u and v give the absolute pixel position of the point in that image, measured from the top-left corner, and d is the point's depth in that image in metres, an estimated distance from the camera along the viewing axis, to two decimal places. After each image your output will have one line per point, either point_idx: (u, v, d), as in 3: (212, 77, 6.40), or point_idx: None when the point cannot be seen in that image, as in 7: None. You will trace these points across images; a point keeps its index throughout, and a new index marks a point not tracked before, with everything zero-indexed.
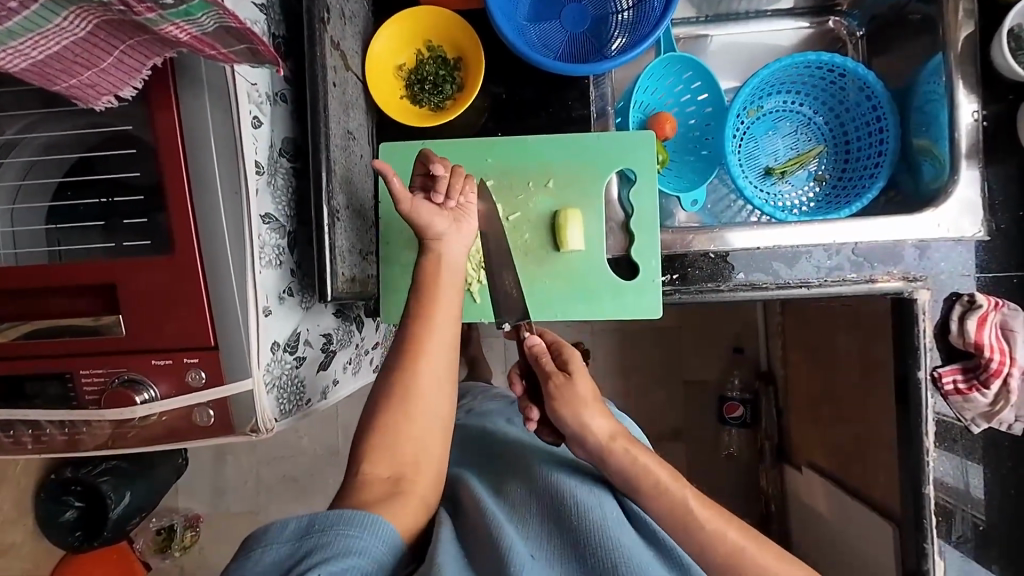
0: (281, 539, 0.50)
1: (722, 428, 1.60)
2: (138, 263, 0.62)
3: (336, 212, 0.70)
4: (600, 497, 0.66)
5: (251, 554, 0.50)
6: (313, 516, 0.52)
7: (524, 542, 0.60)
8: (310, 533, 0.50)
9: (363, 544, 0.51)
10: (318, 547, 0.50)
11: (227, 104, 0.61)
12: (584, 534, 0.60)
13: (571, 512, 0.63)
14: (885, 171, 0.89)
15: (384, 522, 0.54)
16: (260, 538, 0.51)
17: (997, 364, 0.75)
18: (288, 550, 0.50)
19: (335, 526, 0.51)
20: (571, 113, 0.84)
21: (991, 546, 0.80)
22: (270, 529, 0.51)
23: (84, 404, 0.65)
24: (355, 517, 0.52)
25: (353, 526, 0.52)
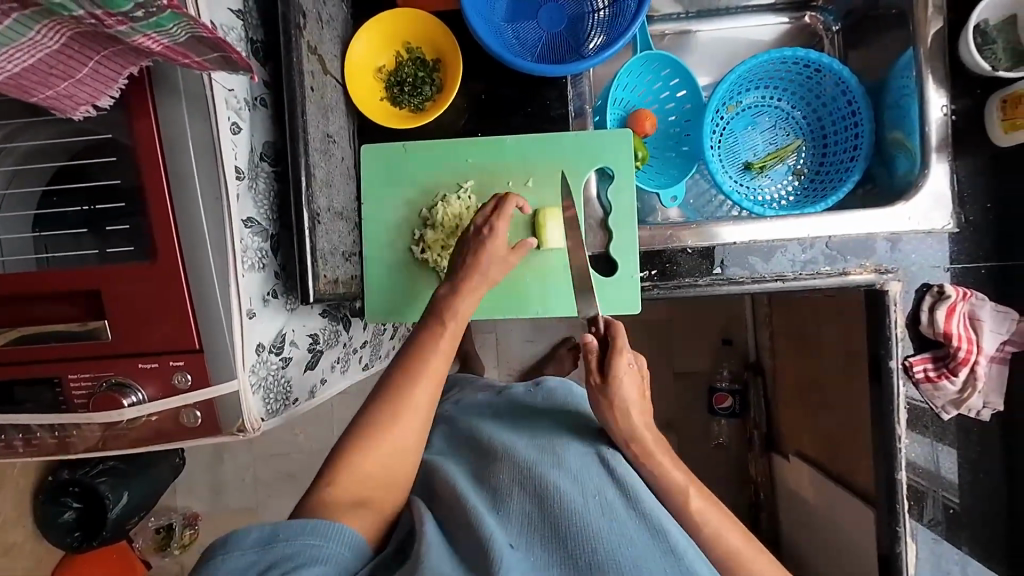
0: (248, 547, 0.56)
1: (711, 418, 1.63)
2: (121, 269, 0.63)
3: (318, 215, 0.72)
4: (579, 474, 0.68)
5: (220, 558, 0.55)
6: (278, 526, 0.57)
7: (505, 533, 0.63)
8: (276, 542, 0.56)
9: (327, 551, 0.57)
10: (283, 556, 0.55)
11: (205, 111, 0.62)
12: (562, 520, 0.62)
13: (549, 497, 0.65)
14: (860, 165, 0.91)
15: (347, 528, 0.60)
16: (226, 544, 0.56)
17: (964, 353, 0.77)
18: (255, 557, 0.55)
19: (299, 535, 0.57)
20: (550, 112, 0.85)
21: (962, 529, 0.83)
22: (235, 534, 0.56)
23: (74, 408, 0.67)
24: (319, 526, 0.58)
25: (317, 535, 0.57)
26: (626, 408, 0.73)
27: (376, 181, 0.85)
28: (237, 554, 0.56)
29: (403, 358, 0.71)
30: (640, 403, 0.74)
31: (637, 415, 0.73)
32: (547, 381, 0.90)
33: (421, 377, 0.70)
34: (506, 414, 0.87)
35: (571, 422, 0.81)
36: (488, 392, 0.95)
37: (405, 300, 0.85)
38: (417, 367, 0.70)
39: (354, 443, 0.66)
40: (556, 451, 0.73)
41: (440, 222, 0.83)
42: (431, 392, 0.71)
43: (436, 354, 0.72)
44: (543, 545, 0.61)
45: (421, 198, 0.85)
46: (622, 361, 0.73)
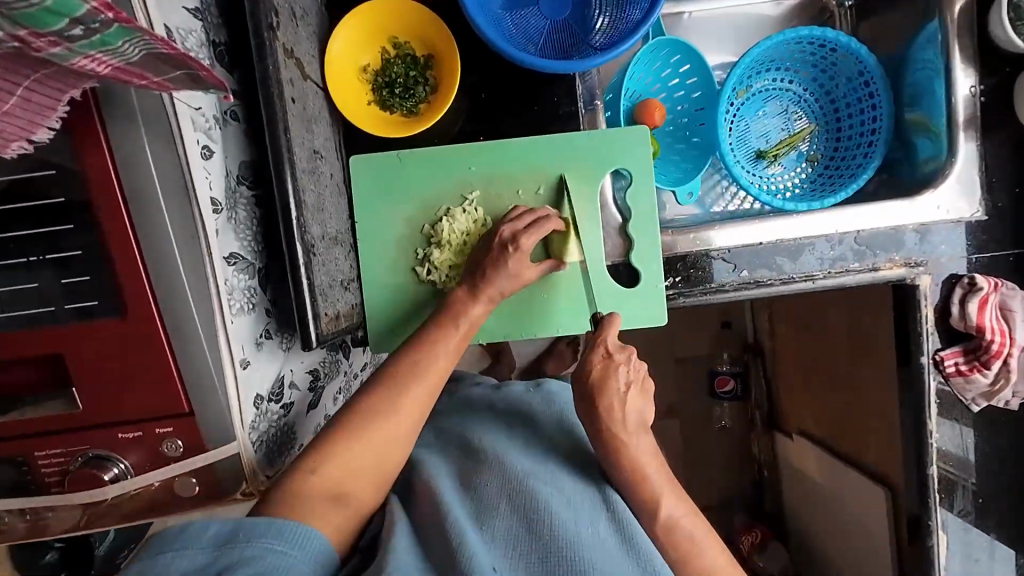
0: (200, 545, 0.47)
1: (713, 403, 1.43)
2: (85, 330, 0.54)
3: (313, 246, 0.63)
4: (573, 504, 0.65)
5: (160, 556, 0.46)
6: (240, 524, 0.49)
7: (491, 555, 0.59)
8: (233, 544, 0.47)
9: (290, 559, 0.49)
10: (241, 560, 0.47)
11: (169, 136, 0.52)
12: (553, 555, 0.59)
13: (543, 525, 0.61)
14: (880, 150, 0.86)
15: (316, 537, 0.51)
16: (174, 538, 0.47)
17: (997, 345, 0.76)
18: (206, 559, 0.46)
19: (262, 537, 0.48)
20: (558, 110, 0.77)
21: (989, 516, 0.84)
22: (188, 529, 0.47)
23: (48, 488, 0.59)
24: (286, 529, 0.50)
25: (283, 539, 0.49)
26: (615, 415, 0.65)
27: (374, 198, 0.77)
28: (183, 555, 0.46)
29: (396, 371, 0.63)
30: (635, 413, 0.66)
31: (631, 428, 0.65)
32: (549, 383, 0.81)
33: (415, 382, 0.63)
34: (503, 415, 0.77)
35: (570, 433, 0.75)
36: (486, 387, 0.84)
37: (411, 325, 0.77)
38: (405, 382, 0.62)
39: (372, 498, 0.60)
40: (552, 472, 0.69)
41: (446, 239, 0.75)
42: (425, 404, 0.63)
43: (436, 364, 0.64)
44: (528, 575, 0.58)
45: (422, 214, 0.77)
46: (599, 350, 0.67)
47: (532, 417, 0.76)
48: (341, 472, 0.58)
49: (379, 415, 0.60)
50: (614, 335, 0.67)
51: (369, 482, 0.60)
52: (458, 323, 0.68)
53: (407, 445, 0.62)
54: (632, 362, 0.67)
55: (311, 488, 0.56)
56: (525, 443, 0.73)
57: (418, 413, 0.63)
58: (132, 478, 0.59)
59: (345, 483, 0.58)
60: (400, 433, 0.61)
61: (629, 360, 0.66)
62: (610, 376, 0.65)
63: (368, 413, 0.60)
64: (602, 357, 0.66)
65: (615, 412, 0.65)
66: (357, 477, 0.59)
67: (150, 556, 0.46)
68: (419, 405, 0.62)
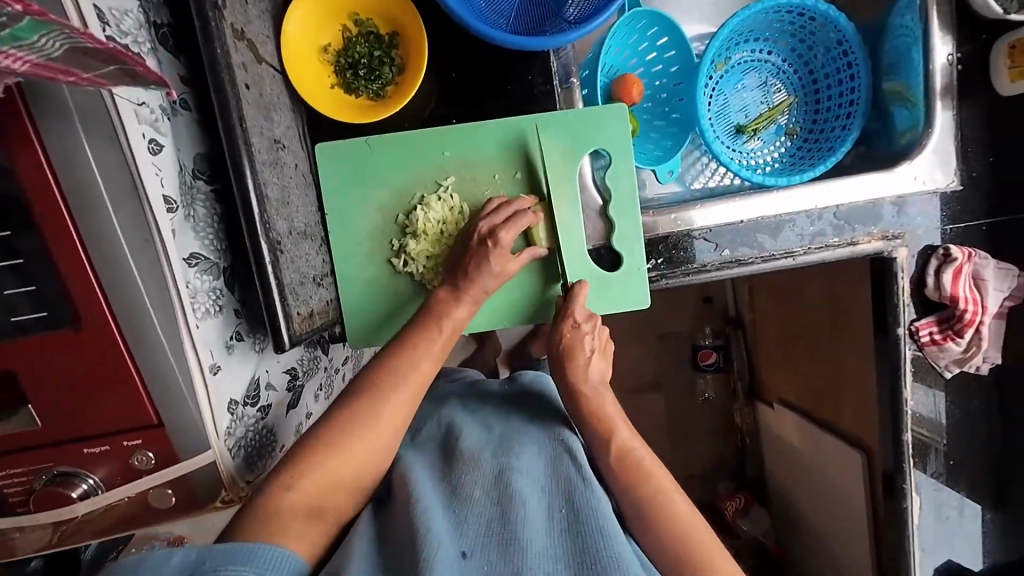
0: (164, 575, 0.45)
1: (696, 376, 1.44)
2: (35, 344, 0.51)
3: (279, 242, 0.60)
4: (549, 489, 0.60)
5: None
6: (206, 552, 0.47)
7: (456, 540, 0.53)
8: (198, 572, 0.46)
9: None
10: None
11: (109, 131, 0.48)
12: (525, 532, 0.53)
13: (515, 505, 0.56)
14: (858, 122, 0.85)
15: (286, 556, 0.50)
16: (136, 569, 0.45)
17: (970, 314, 0.78)
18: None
19: (229, 563, 0.47)
20: (533, 90, 0.73)
21: (960, 476, 0.87)
22: (152, 558, 0.46)
23: (14, 508, 0.56)
24: (256, 553, 0.48)
25: (252, 563, 0.47)
26: (579, 375, 0.70)
27: (344, 187, 0.73)
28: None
29: (382, 375, 0.62)
30: (598, 373, 0.70)
31: (594, 384, 0.70)
32: (523, 374, 0.82)
33: (395, 390, 0.61)
34: (480, 411, 0.76)
35: (550, 420, 0.72)
36: (462, 383, 0.84)
37: (388, 320, 0.75)
38: (384, 388, 0.61)
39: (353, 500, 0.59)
40: (528, 456, 0.65)
41: (422, 229, 0.72)
42: (407, 411, 0.62)
43: (417, 371, 0.63)
44: (499, 554, 0.52)
45: (396, 203, 0.74)
46: (568, 321, 0.71)
47: (509, 408, 0.75)
48: (324, 475, 0.56)
49: (361, 424, 0.59)
50: (582, 305, 0.72)
51: (353, 485, 0.59)
52: (440, 325, 0.66)
53: (392, 445, 0.61)
54: (597, 331, 0.72)
55: (289, 502, 0.54)
56: (501, 433, 0.69)
57: (401, 420, 0.61)
58: (102, 493, 0.56)
59: (328, 486, 0.57)
60: (383, 439, 0.60)
61: (594, 329, 0.72)
62: (578, 344, 0.70)
63: (348, 421, 0.59)
64: (571, 327, 0.71)
65: (581, 373, 0.70)
66: (340, 479, 0.57)
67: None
68: (400, 408, 0.61)
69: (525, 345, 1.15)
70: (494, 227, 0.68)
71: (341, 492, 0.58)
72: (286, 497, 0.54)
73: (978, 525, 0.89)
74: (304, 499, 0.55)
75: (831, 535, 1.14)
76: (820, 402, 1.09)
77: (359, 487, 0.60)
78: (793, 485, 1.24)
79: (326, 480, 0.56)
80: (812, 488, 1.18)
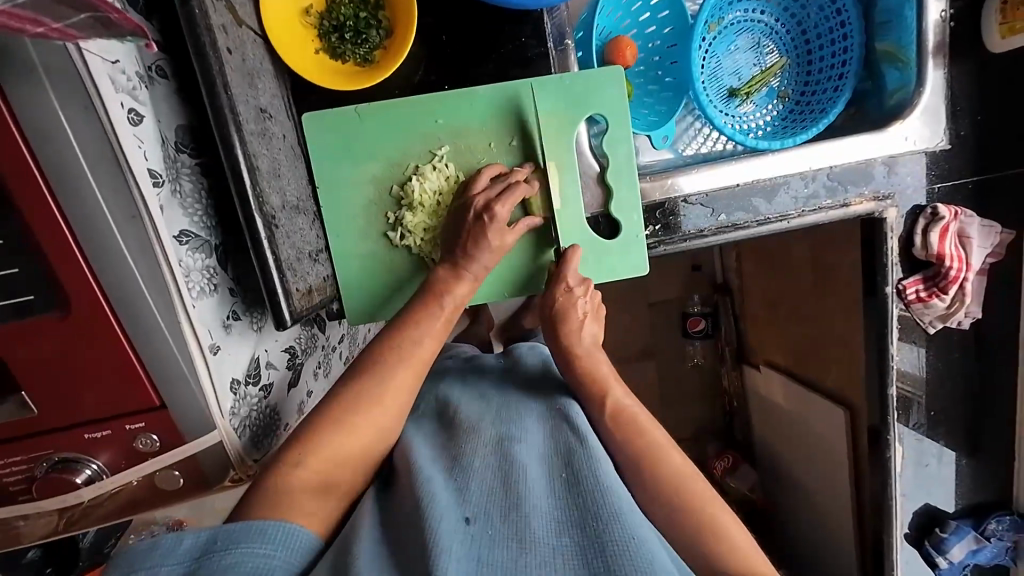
0: (176, 558, 0.46)
1: (685, 343, 1.46)
2: (23, 329, 0.48)
3: (274, 217, 0.58)
4: (547, 452, 0.59)
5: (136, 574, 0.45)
6: (216, 532, 0.47)
7: (460, 508, 0.51)
8: (209, 552, 0.46)
9: (274, 561, 0.47)
10: (219, 568, 0.45)
11: (83, 98, 0.45)
12: (528, 493, 0.51)
13: (514, 469, 0.54)
14: (850, 83, 0.85)
15: (297, 529, 0.49)
16: (147, 556, 0.46)
17: (955, 271, 0.81)
18: (184, 570, 0.45)
19: (239, 541, 0.46)
20: (527, 53, 0.71)
21: (940, 426, 0.92)
22: (163, 542, 0.46)
23: (16, 496, 0.56)
24: (267, 530, 0.48)
25: (264, 541, 0.47)
26: (573, 337, 0.72)
27: (335, 159, 0.71)
28: (160, 571, 0.45)
29: (381, 349, 0.62)
30: (590, 334, 0.73)
31: (586, 346, 0.72)
32: (518, 347, 0.83)
33: (401, 366, 0.62)
34: (480, 382, 0.76)
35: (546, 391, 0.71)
36: (459, 359, 0.86)
37: (388, 295, 0.74)
38: (391, 363, 0.61)
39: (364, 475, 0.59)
40: (522, 424, 0.63)
41: (418, 200, 0.71)
42: (412, 387, 0.62)
43: (421, 347, 0.63)
44: (502, 516, 0.50)
45: (390, 174, 0.72)
46: (560, 285, 0.72)
47: (506, 383, 0.74)
48: (334, 447, 0.57)
49: (369, 402, 0.59)
50: (574, 270, 0.72)
51: (363, 461, 0.59)
52: (442, 301, 0.66)
53: (400, 418, 0.62)
54: (589, 293, 0.73)
55: (304, 482, 0.54)
56: (501, 404, 0.68)
57: (405, 398, 0.61)
58: (107, 477, 0.56)
59: (338, 458, 0.57)
60: (392, 413, 0.60)
61: (585, 292, 0.73)
62: (570, 307, 0.72)
63: (358, 398, 0.59)
64: (564, 292, 0.72)
65: (573, 335, 0.72)
66: (351, 452, 0.58)
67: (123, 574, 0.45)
68: (407, 380, 0.61)
69: (518, 318, 1.14)
70: (487, 200, 0.67)
71: (352, 465, 0.58)
72: (300, 473, 0.54)
73: (954, 470, 0.95)
74: (316, 474, 0.55)
75: (816, 487, 1.20)
76: (806, 362, 1.14)
77: (370, 460, 0.60)
78: (781, 443, 1.29)
79: (337, 453, 0.57)
80: (798, 445, 1.23)
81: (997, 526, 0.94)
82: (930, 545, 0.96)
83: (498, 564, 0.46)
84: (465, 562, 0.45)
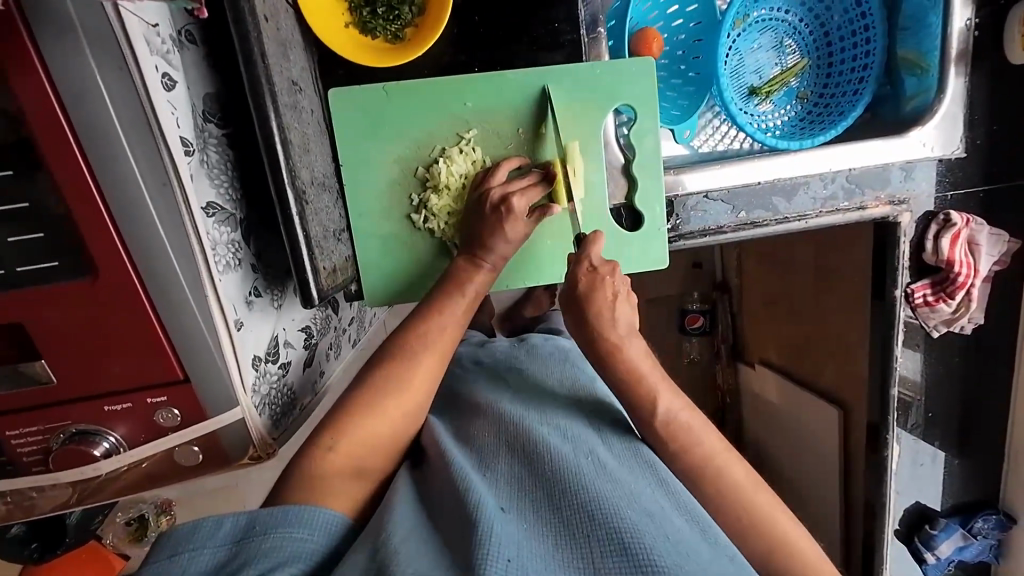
0: (215, 544, 0.46)
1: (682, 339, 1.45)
2: (46, 297, 0.47)
3: (303, 192, 0.57)
4: (571, 436, 0.60)
5: (175, 559, 0.45)
6: (254, 516, 0.47)
7: (494, 496, 0.53)
8: (250, 536, 0.46)
9: (312, 546, 0.47)
10: (259, 552, 0.45)
11: (122, 62, 0.43)
12: (558, 480, 0.53)
13: (542, 455, 0.56)
14: (870, 88, 0.86)
15: (331, 513, 0.50)
16: (185, 541, 0.45)
17: (963, 277, 0.83)
18: (225, 554, 0.45)
19: (277, 527, 0.46)
20: (559, 38, 0.70)
21: (936, 427, 0.95)
22: (201, 527, 0.46)
23: (30, 468, 0.55)
24: (304, 514, 0.48)
25: (302, 526, 0.47)
26: (604, 318, 0.61)
27: (360, 137, 0.70)
28: (199, 555, 0.45)
29: (405, 331, 0.63)
30: (624, 318, 0.62)
31: (621, 331, 0.61)
32: (532, 338, 0.84)
33: (424, 355, 0.61)
34: (490, 368, 0.78)
35: (565, 379, 0.72)
36: (470, 344, 0.87)
37: (409, 281, 0.73)
38: (417, 351, 0.61)
39: (387, 459, 0.59)
40: (545, 412, 0.64)
41: (444, 183, 0.70)
42: (436, 374, 0.62)
43: (445, 335, 0.63)
44: (537, 508, 0.52)
45: (416, 154, 0.71)
46: (583, 266, 0.62)
47: (523, 369, 0.75)
48: (362, 432, 0.56)
49: (396, 390, 0.59)
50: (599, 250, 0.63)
51: (388, 448, 0.59)
52: (464, 292, 0.65)
53: (424, 408, 0.62)
54: (618, 275, 0.63)
55: (334, 466, 0.54)
56: (516, 389, 0.71)
57: (430, 385, 0.62)
58: (124, 451, 0.55)
59: (367, 439, 0.56)
60: (417, 399, 0.60)
61: (614, 273, 0.62)
62: (598, 287, 0.61)
63: (385, 386, 0.59)
64: (589, 273, 0.62)
65: (605, 317, 0.61)
66: (377, 434, 0.57)
67: (164, 559, 0.45)
68: (430, 374, 0.61)
69: (520, 307, 1.12)
70: (504, 193, 0.67)
71: (377, 446, 0.57)
72: (332, 459, 0.54)
73: (946, 470, 0.98)
74: (344, 453, 0.55)
75: (806, 485, 1.22)
76: (802, 360, 1.16)
77: (396, 441, 0.59)
78: (774, 442, 1.31)
79: (365, 434, 0.56)
80: (792, 443, 1.25)
81: (984, 525, 0.97)
82: (920, 541, 1.00)
83: (539, 550, 0.47)
84: (506, 546, 0.46)
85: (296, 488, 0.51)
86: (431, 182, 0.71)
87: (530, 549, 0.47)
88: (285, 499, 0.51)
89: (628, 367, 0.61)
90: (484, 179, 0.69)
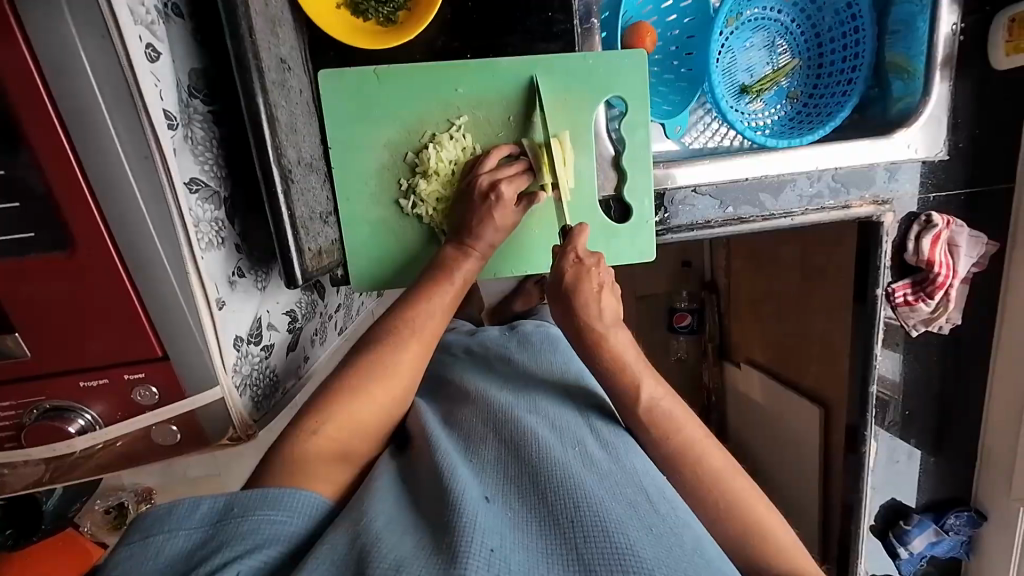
0: (191, 525, 0.45)
1: (670, 337, 1.46)
2: (20, 269, 0.46)
3: (289, 171, 0.56)
4: (560, 426, 0.60)
5: (151, 539, 0.44)
6: (233, 498, 0.47)
7: (479, 484, 0.53)
8: (228, 518, 0.45)
9: (290, 528, 0.47)
10: (237, 535, 0.45)
11: (103, 31, 0.42)
12: (544, 469, 0.53)
13: (528, 445, 0.56)
14: (858, 89, 0.87)
15: (312, 497, 0.49)
16: (162, 521, 0.45)
17: (942, 277, 0.85)
18: (202, 536, 0.45)
19: (255, 510, 0.46)
20: (553, 28, 0.70)
21: (913, 425, 0.97)
22: (178, 509, 0.46)
23: (2, 444, 0.54)
24: (283, 497, 0.47)
25: (281, 509, 0.47)
26: (591, 310, 0.62)
27: (350, 121, 0.69)
28: (175, 536, 0.45)
29: (391, 316, 0.63)
30: (609, 310, 0.63)
31: (607, 322, 0.63)
32: (523, 327, 0.84)
33: (409, 342, 0.61)
34: (478, 357, 0.79)
35: (553, 370, 0.72)
36: (461, 333, 0.88)
37: (396, 267, 0.73)
38: (402, 336, 0.61)
39: (372, 443, 0.59)
40: (532, 402, 0.64)
41: (433, 168, 0.70)
42: (420, 362, 0.62)
43: (432, 322, 0.63)
44: (522, 499, 0.51)
45: (406, 139, 0.70)
46: (568, 258, 0.64)
47: (511, 358, 0.76)
48: (344, 416, 0.56)
49: (381, 374, 0.59)
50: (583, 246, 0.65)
51: (371, 432, 0.58)
52: (451, 279, 0.65)
53: (408, 396, 0.61)
54: (603, 267, 0.64)
55: (315, 449, 0.53)
56: (505, 380, 0.71)
57: (415, 371, 0.61)
58: (100, 429, 0.54)
59: (350, 422, 0.56)
60: (399, 386, 0.60)
61: (599, 264, 0.64)
62: (584, 278, 0.62)
63: (369, 370, 0.59)
64: (574, 263, 0.63)
65: (591, 307, 0.62)
66: (360, 418, 0.57)
67: (138, 539, 0.44)
68: (416, 361, 0.61)
69: (509, 300, 1.12)
70: (493, 181, 0.67)
71: (360, 430, 0.57)
72: (315, 443, 0.53)
73: (921, 466, 1.00)
74: (327, 436, 0.54)
75: (788, 481, 1.24)
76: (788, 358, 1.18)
77: (379, 426, 0.59)
78: (757, 439, 1.33)
79: (348, 419, 0.56)
80: (775, 441, 1.27)
81: (955, 521, 0.99)
82: (894, 536, 1.02)
83: (523, 539, 0.47)
84: (489, 534, 0.46)
85: (276, 471, 0.51)
86: (420, 167, 0.70)
87: (513, 535, 0.47)
88: (265, 482, 0.50)
89: (614, 356, 0.62)
90: (479, 163, 0.69)
